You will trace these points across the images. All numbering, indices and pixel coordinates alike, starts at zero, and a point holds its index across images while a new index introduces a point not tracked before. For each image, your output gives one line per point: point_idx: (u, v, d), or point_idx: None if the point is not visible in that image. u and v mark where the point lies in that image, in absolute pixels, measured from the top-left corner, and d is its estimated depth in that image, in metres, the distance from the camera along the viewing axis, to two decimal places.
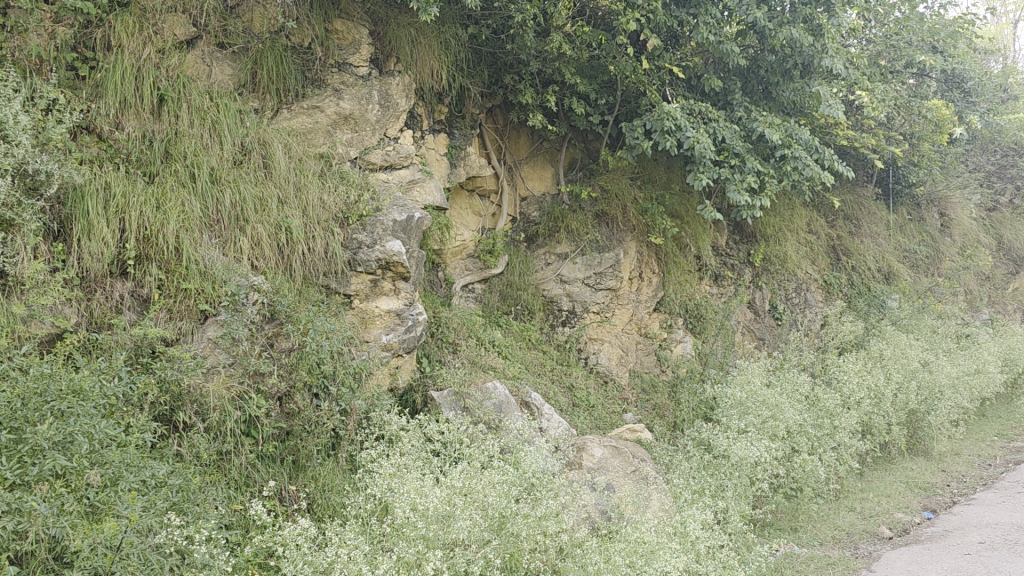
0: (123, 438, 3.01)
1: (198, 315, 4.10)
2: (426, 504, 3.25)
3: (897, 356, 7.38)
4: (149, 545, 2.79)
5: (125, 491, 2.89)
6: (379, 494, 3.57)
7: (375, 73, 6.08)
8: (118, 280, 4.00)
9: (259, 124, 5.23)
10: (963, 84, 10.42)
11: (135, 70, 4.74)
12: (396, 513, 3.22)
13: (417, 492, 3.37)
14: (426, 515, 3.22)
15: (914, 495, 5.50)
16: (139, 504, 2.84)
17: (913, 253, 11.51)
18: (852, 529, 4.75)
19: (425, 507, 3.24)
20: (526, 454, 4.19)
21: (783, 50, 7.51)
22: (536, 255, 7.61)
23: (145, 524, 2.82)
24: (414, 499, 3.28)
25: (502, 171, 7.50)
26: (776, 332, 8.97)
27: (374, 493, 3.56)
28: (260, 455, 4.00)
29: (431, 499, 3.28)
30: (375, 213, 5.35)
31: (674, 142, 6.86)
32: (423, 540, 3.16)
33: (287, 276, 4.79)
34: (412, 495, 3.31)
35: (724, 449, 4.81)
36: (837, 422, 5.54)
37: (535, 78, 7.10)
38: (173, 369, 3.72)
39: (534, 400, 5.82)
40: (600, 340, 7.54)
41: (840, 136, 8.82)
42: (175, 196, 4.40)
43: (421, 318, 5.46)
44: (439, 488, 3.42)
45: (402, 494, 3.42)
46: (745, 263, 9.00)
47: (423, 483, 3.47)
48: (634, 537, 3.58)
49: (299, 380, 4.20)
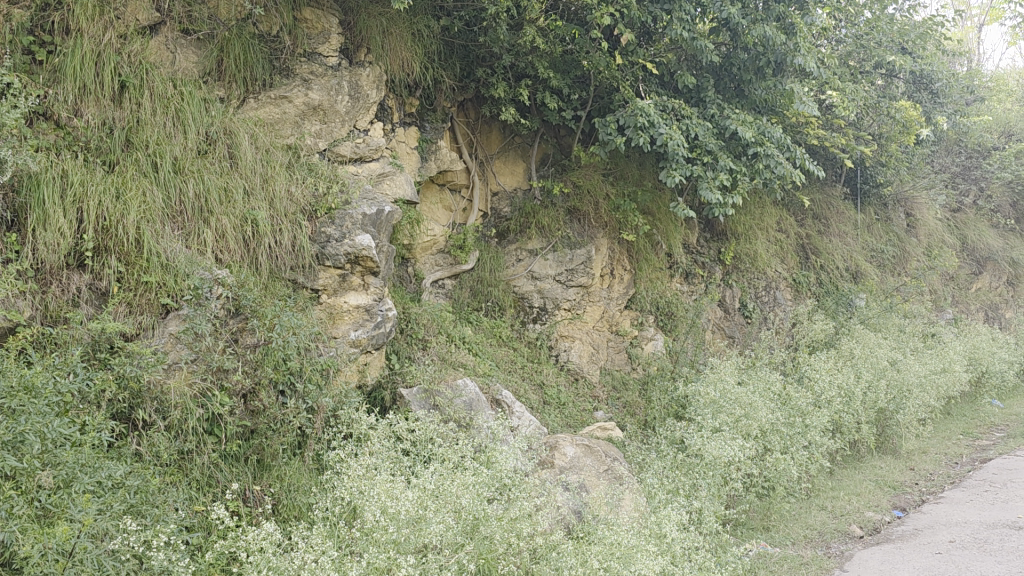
0: (79, 438, 2.90)
1: (159, 309, 3.96)
2: (397, 507, 3.16)
3: (867, 355, 7.40)
4: (104, 551, 2.66)
5: (79, 493, 2.77)
6: (349, 496, 3.47)
7: (345, 64, 5.95)
8: (75, 273, 3.84)
9: (225, 114, 5.08)
10: (931, 85, 10.52)
11: (95, 55, 4.59)
12: (365, 517, 3.14)
13: (388, 495, 3.28)
14: (399, 519, 3.13)
15: (883, 493, 5.51)
16: (93, 507, 2.72)
17: (880, 252, 11.61)
18: (824, 529, 4.73)
19: (397, 510, 3.14)
20: (498, 454, 4.11)
21: (756, 47, 7.45)
22: (507, 251, 7.52)
23: (100, 528, 2.69)
24: (385, 502, 3.19)
25: (474, 165, 7.41)
26: (746, 330, 8.97)
27: (344, 494, 3.45)
28: (223, 455, 3.88)
29: (403, 502, 3.18)
30: (344, 206, 5.23)
31: (647, 139, 6.81)
32: (394, 545, 3.06)
33: (253, 269, 4.66)
34: (382, 498, 3.21)
35: (698, 448, 4.75)
36: (809, 420, 5.52)
37: (507, 71, 7.01)
38: (132, 366, 3.59)
39: (505, 398, 5.76)
40: (571, 337, 7.48)
41: (810, 136, 8.85)
42: (136, 185, 4.25)
43: (391, 315, 5.34)
44: (410, 491, 3.33)
45: (372, 496, 3.32)
46: (716, 261, 8.99)
47: (394, 485, 3.37)
48: (609, 539, 3.52)
49: (265, 377, 4.08)
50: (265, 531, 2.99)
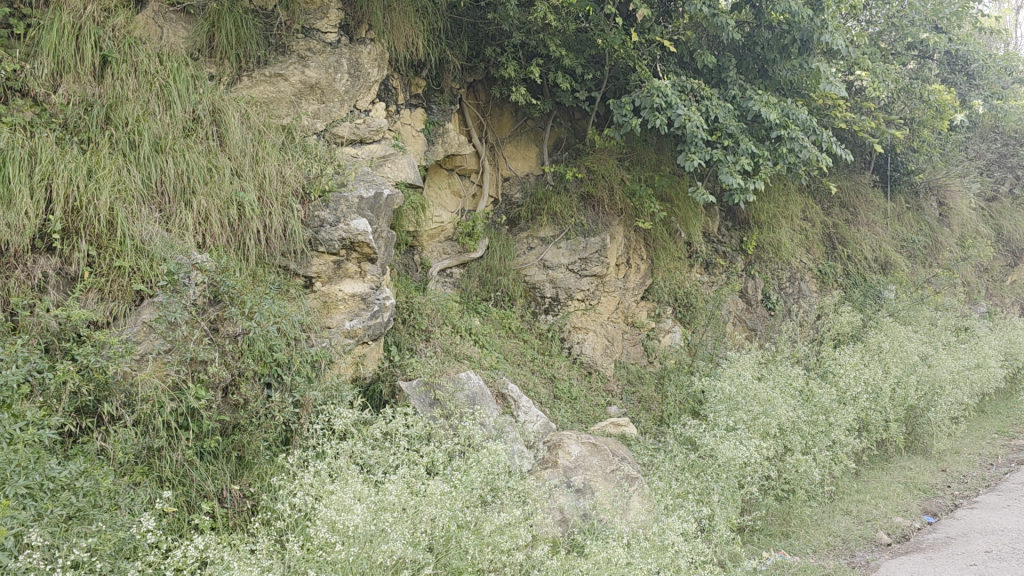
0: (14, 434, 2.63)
1: (133, 296, 3.72)
2: (345, 522, 2.85)
3: (896, 349, 7.01)
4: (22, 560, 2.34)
5: (8, 496, 2.49)
6: (302, 506, 3.19)
7: (344, 40, 5.67)
8: (42, 256, 3.60)
9: (215, 91, 4.83)
10: (966, 66, 10.06)
11: (75, 28, 4.36)
12: (312, 535, 2.83)
13: (339, 508, 2.99)
14: (350, 537, 2.84)
15: (913, 497, 5.15)
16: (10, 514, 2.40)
17: (910, 242, 11.15)
18: (849, 535, 4.41)
19: (345, 526, 2.85)
20: (491, 455, 3.83)
21: (781, 25, 7.09)
22: (518, 240, 7.23)
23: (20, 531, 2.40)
24: (332, 516, 2.88)
25: (483, 149, 7.14)
26: (769, 322, 8.59)
27: (299, 503, 3.18)
28: (200, 451, 3.63)
29: (354, 516, 2.87)
30: (340, 189, 4.94)
31: (664, 121, 6.47)
32: (345, 566, 2.76)
33: (240, 255, 4.40)
34: (331, 513, 2.93)
35: (711, 448, 4.41)
36: (833, 419, 5.16)
37: (518, 50, 6.69)
38: (98, 356, 3.36)
39: (511, 392, 5.46)
40: (584, 329, 7.16)
41: (838, 119, 8.45)
42: (112, 165, 4.01)
43: (389, 304, 5.07)
44: (364, 503, 3.02)
45: (327, 508, 3.04)
46: (738, 251, 8.63)
47: (349, 495, 3.09)
48: (603, 556, 3.22)
49: (246, 368, 3.83)
50: (196, 547, 2.69)
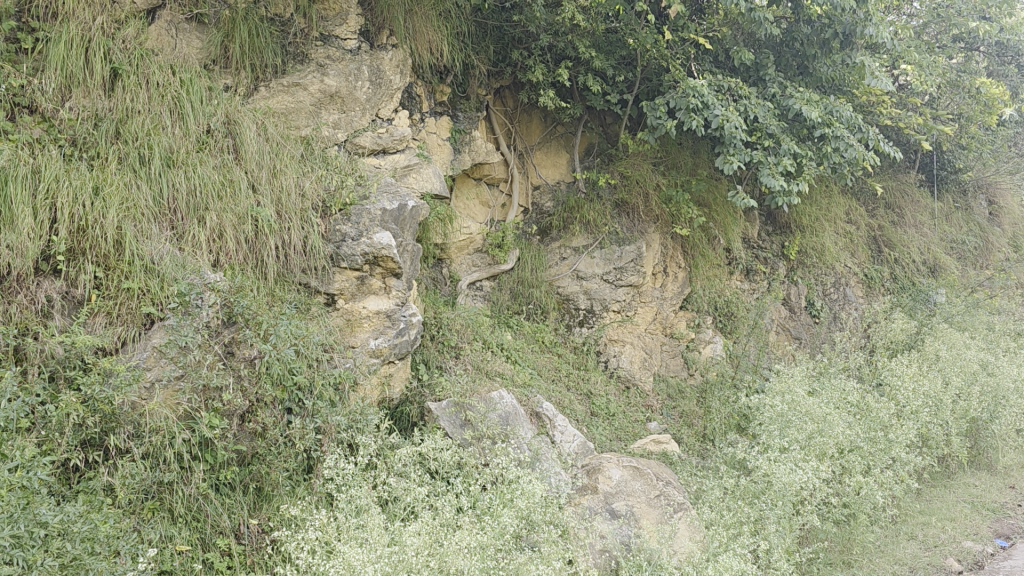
0: None
1: (142, 320, 3.50)
2: None
3: (955, 356, 6.59)
4: None
5: None
6: (311, 562, 2.98)
7: (365, 47, 5.45)
8: (47, 279, 3.39)
9: (231, 102, 4.64)
10: (1018, 57, 9.69)
11: (84, 41, 4.19)
12: None
13: (348, 570, 2.84)
14: None
15: (982, 518, 4.78)
16: None
17: (960, 244, 10.69)
18: (915, 564, 4.06)
19: None
20: (525, 493, 3.60)
21: (821, 19, 6.77)
22: (550, 250, 6.95)
23: None
24: None
25: (512, 157, 6.94)
26: (814, 330, 8.18)
27: (310, 560, 3.00)
28: (216, 484, 3.41)
29: None
30: (362, 201, 4.70)
31: (701, 122, 6.16)
32: None
33: (258, 273, 4.19)
34: None
35: (765, 472, 4.06)
36: (893, 435, 4.79)
37: (546, 53, 6.44)
38: (103, 386, 3.13)
39: (545, 411, 5.18)
40: (621, 341, 6.83)
41: (883, 116, 8.10)
42: (121, 181, 3.81)
43: (415, 321, 4.82)
44: (377, 564, 2.87)
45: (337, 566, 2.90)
46: (779, 257, 8.28)
47: (361, 552, 2.93)
48: None
49: (264, 393, 3.60)
50: None
